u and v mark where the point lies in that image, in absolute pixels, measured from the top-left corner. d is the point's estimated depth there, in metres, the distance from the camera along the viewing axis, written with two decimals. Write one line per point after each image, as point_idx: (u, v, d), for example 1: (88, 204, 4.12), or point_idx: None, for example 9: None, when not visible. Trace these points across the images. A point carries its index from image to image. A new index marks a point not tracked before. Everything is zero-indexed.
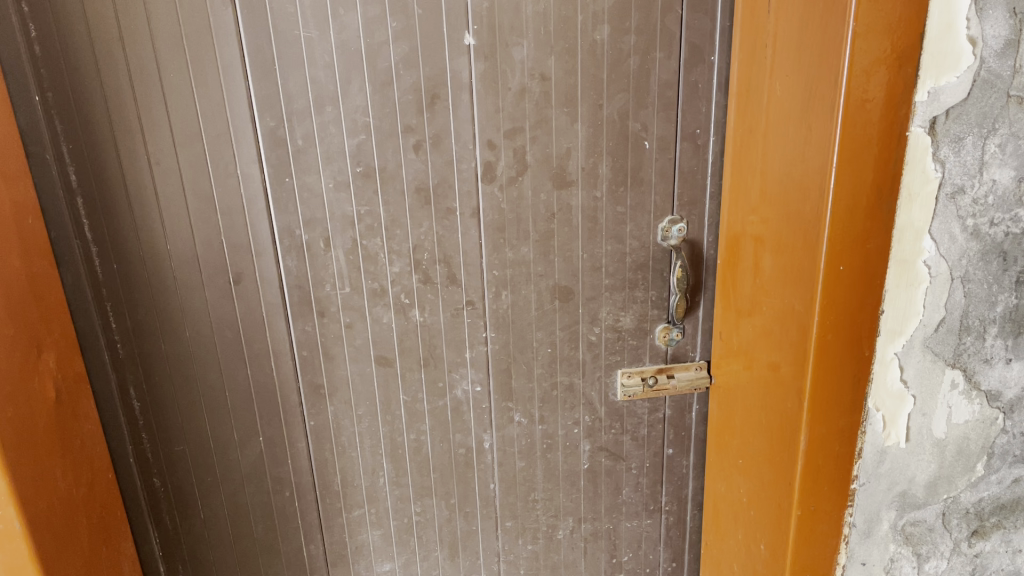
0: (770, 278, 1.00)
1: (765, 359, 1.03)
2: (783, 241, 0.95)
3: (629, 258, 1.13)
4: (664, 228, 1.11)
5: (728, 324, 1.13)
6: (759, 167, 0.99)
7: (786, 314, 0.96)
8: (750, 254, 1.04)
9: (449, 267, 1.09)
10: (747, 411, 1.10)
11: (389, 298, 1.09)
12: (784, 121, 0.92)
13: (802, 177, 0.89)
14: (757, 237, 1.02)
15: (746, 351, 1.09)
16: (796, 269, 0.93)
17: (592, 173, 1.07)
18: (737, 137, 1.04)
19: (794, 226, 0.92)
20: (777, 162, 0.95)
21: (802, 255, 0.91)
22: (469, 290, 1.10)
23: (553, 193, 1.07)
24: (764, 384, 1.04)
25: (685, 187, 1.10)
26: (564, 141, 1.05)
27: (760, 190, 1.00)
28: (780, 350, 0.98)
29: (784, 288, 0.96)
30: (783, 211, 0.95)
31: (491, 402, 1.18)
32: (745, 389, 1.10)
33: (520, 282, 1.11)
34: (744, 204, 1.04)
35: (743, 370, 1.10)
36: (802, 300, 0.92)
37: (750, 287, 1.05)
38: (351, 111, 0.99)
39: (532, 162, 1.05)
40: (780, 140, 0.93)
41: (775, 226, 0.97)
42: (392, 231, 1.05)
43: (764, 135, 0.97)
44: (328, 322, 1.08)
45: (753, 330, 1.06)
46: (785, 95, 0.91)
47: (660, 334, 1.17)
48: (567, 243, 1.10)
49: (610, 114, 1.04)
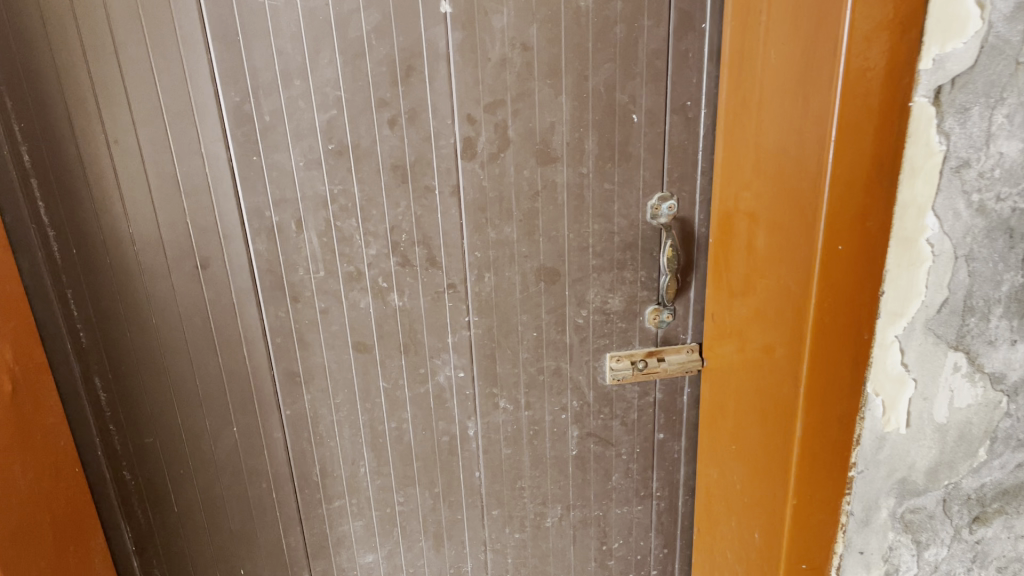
0: (765, 260, 0.95)
1: (759, 342, 0.99)
2: (777, 218, 0.91)
3: (618, 238, 1.08)
4: (653, 205, 1.06)
5: (721, 305, 1.09)
6: (753, 143, 0.95)
7: (780, 298, 0.92)
8: (745, 234, 1.00)
9: (428, 248, 1.04)
10: (740, 399, 1.06)
11: (366, 281, 1.04)
12: (779, 94, 0.87)
13: (799, 152, 0.84)
14: (750, 214, 0.98)
15: (741, 337, 1.04)
16: (792, 250, 0.88)
17: (578, 148, 1.02)
18: (730, 110, 0.99)
19: (789, 206, 0.88)
20: (771, 138, 0.90)
21: (798, 236, 0.86)
22: (450, 272, 1.06)
23: (537, 170, 1.02)
24: (759, 371, 1.00)
25: (675, 162, 1.05)
26: (548, 115, 0.99)
27: (753, 165, 0.95)
28: (776, 334, 0.94)
29: (779, 271, 0.92)
30: (777, 190, 0.90)
31: (476, 388, 1.13)
32: (739, 375, 1.06)
33: (503, 264, 1.06)
34: (737, 181, 1.00)
35: (737, 356, 1.06)
36: (797, 283, 0.88)
37: (746, 268, 1.01)
38: (321, 85, 0.94)
39: (514, 138, 1.00)
40: (775, 114, 0.88)
41: (770, 206, 0.92)
42: (367, 211, 1.00)
43: (758, 109, 0.92)
44: (302, 307, 1.03)
45: (748, 315, 1.02)
46: (780, 67, 0.86)
47: (650, 316, 1.12)
48: (552, 222, 1.05)
49: (596, 86, 0.99)
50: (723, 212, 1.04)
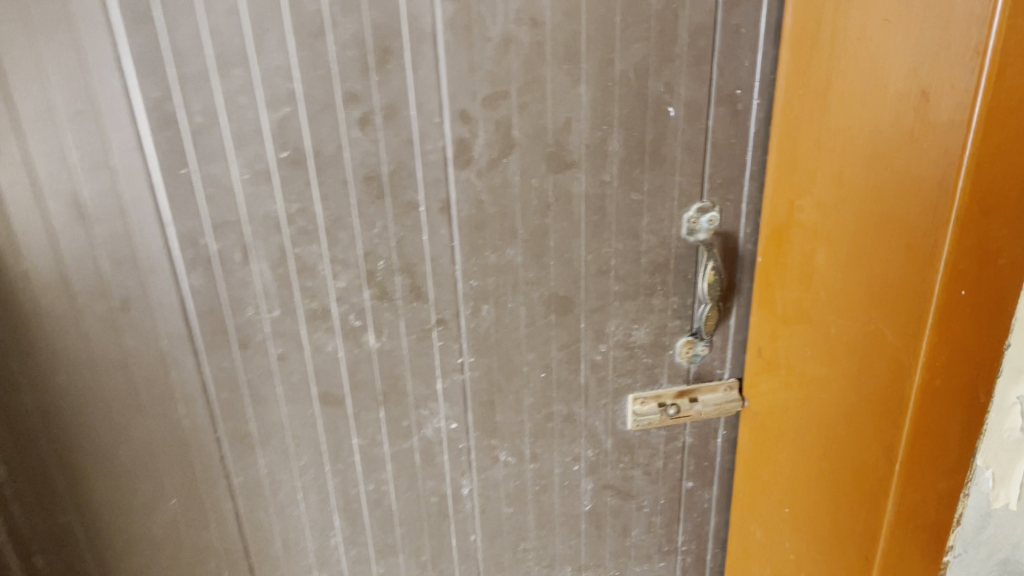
0: (843, 295, 0.75)
1: (830, 394, 0.79)
2: (866, 246, 0.70)
3: (645, 259, 0.87)
4: (690, 218, 0.86)
5: (772, 339, 0.89)
6: (829, 146, 0.74)
7: (866, 346, 0.72)
8: (811, 258, 0.79)
9: (411, 278, 0.82)
10: (798, 455, 0.86)
11: (334, 320, 0.82)
12: (876, 86, 0.66)
13: (907, 163, 0.64)
14: (821, 235, 0.77)
15: (800, 382, 0.84)
16: (890, 289, 0.68)
17: (600, 150, 0.81)
18: (794, 102, 0.78)
19: (887, 232, 0.67)
20: (861, 142, 0.69)
21: (901, 272, 0.66)
22: (439, 306, 0.84)
23: (548, 179, 0.81)
24: (828, 428, 0.80)
25: (718, 166, 0.84)
26: (562, 110, 0.78)
27: (829, 174, 0.74)
28: (859, 391, 0.74)
29: (866, 312, 0.72)
30: (868, 209, 0.69)
31: (471, 440, 0.93)
32: (797, 427, 0.86)
33: (505, 294, 0.85)
34: (802, 190, 0.79)
35: (794, 403, 0.86)
36: (898, 332, 0.68)
37: (811, 299, 0.80)
38: (268, 74, 0.71)
39: (520, 139, 0.78)
40: (869, 111, 0.68)
41: (853, 228, 0.72)
42: (334, 235, 0.78)
43: (839, 103, 0.71)
44: (253, 354, 0.82)
45: (812, 357, 0.82)
46: (880, 49, 0.65)
47: (682, 351, 0.93)
48: (566, 242, 0.84)
49: (624, 72, 0.77)
50: (780, 229, 0.84)
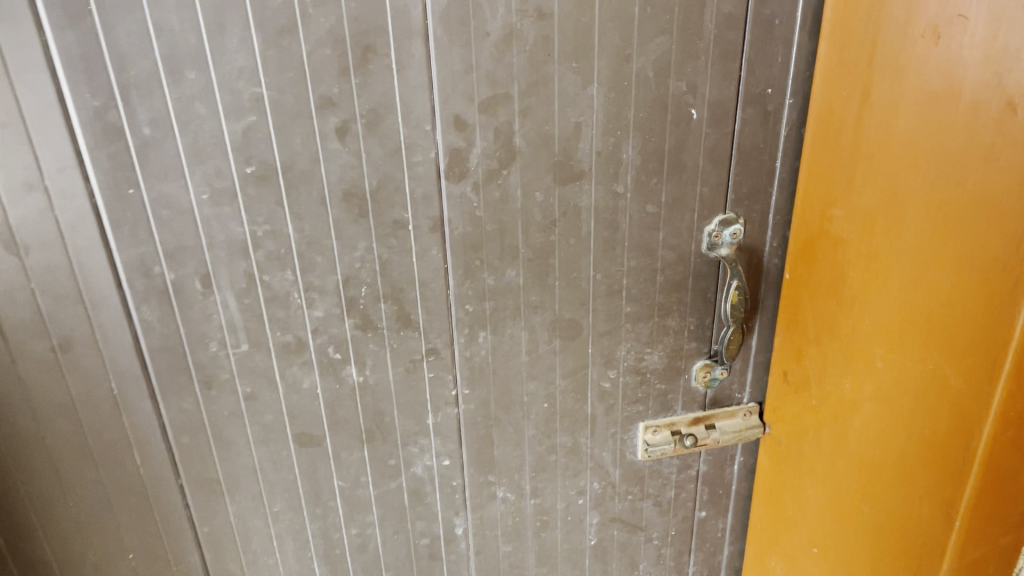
0: (892, 327, 0.66)
1: (872, 433, 0.71)
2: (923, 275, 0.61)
3: (660, 277, 0.78)
4: (712, 232, 0.76)
5: (800, 365, 0.80)
6: (880, 156, 0.64)
7: (922, 387, 0.63)
8: (852, 281, 0.70)
9: (398, 305, 0.72)
10: (832, 495, 0.78)
11: (311, 354, 0.72)
12: (946, 90, 0.57)
13: (983, 184, 0.54)
14: (865, 257, 0.68)
15: (836, 415, 0.75)
16: (954, 327, 0.59)
17: (612, 159, 0.71)
18: (835, 103, 0.68)
19: (952, 261, 0.58)
20: (923, 154, 0.60)
21: (969, 309, 0.57)
22: (430, 335, 0.74)
23: (554, 192, 0.71)
24: (870, 470, 0.72)
25: (744, 174, 0.75)
26: (571, 114, 0.68)
27: (877, 189, 0.65)
28: (910, 435, 0.65)
29: (922, 349, 0.63)
30: (928, 234, 0.60)
31: (465, 478, 0.84)
32: (830, 463, 0.77)
33: (504, 320, 0.76)
34: (841, 203, 0.70)
35: (828, 437, 0.77)
36: (963, 376, 0.59)
37: (851, 327, 0.71)
38: (229, 78, 0.60)
39: (523, 147, 0.68)
40: (935, 119, 0.58)
41: (908, 252, 0.63)
42: (309, 260, 0.68)
43: (895, 107, 0.62)
44: (218, 394, 0.72)
45: (851, 390, 0.73)
46: (953, 48, 0.55)
47: (699, 375, 0.84)
48: (573, 261, 0.75)
49: (641, 71, 0.67)
50: (813, 245, 0.75)
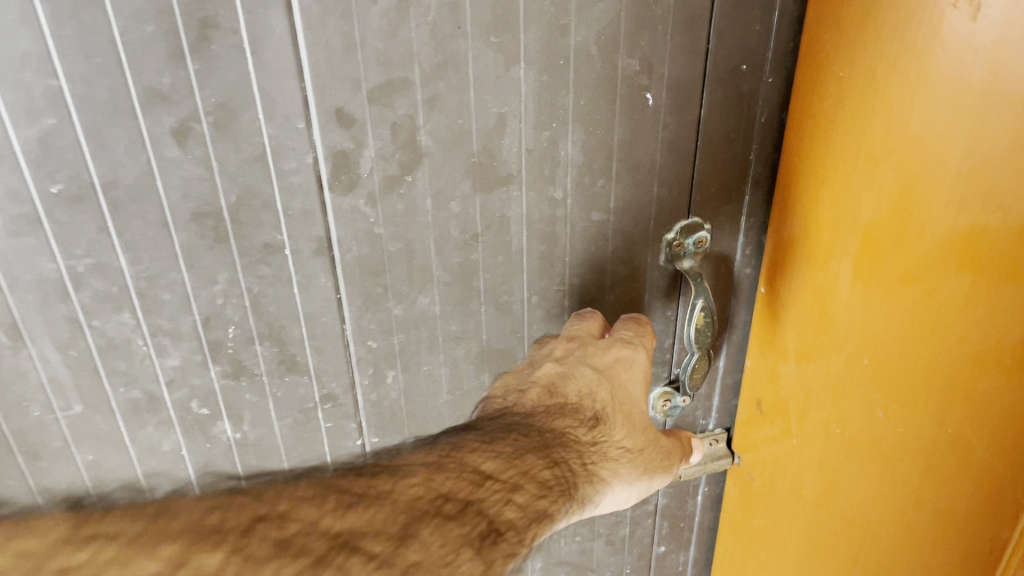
0: (897, 371, 0.52)
1: (865, 494, 0.58)
2: (941, 315, 0.48)
3: (609, 296, 0.64)
4: (672, 241, 0.62)
5: (776, 395, 0.67)
6: (890, 156, 0.50)
7: (935, 452, 0.50)
8: (845, 308, 0.56)
9: (279, 347, 0.57)
10: (811, 552, 0.65)
11: (169, 411, 0.57)
12: (991, 78, 0.42)
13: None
14: (861, 282, 0.54)
15: (819, 461, 0.62)
16: (985, 388, 0.45)
17: (547, 158, 0.56)
18: (827, 84, 0.53)
19: (987, 304, 0.44)
20: (953, 159, 0.45)
21: (1009, 368, 0.44)
22: (324, 379, 0.59)
23: (473, 200, 0.56)
24: (861, 534, 0.59)
25: (711, 170, 0.60)
26: (492, 104, 0.52)
27: (881, 201, 0.51)
28: (916, 505, 0.53)
29: (938, 405, 0.49)
30: (954, 264, 0.46)
31: None
32: (811, 515, 0.65)
33: (417, 355, 0.61)
34: (833, 212, 0.55)
35: (809, 483, 0.65)
36: (995, 451, 0.45)
37: (843, 362, 0.58)
38: (10, 66, 0.43)
39: (430, 147, 0.52)
40: (973, 116, 0.43)
41: (922, 283, 0.49)
42: (154, 298, 0.52)
43: (913, 95, 0.47)
44: (50, 467, 0.56)
45: (840, 436, 0.60)
46: (1005, 22, 0.40)
47: (658, 405, 0.69)
48: (501, 281, 0.60)
49: (582, 46, 0.52)
50: (795, 259, 0.61)
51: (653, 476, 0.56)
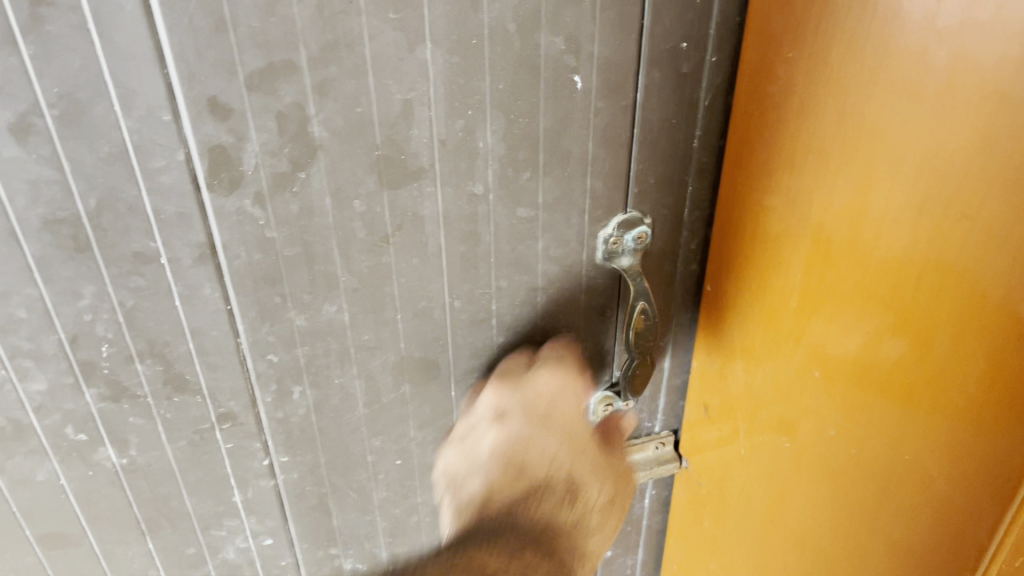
0: (853, 388, 0.47)
1: (815, 514, 0.53)
2: (896, 331, 0.43)
3: (542, 296, 0.58)
4: (609, 238, 0.56)
5: (722, 399, 0.62)
6: (843, 149, 0.44)
7: (890, 479, 0.45)
8: (795, 314, 0.51)
9: (163, 365, 0.50)
10: (762, 568, 0.61)
11: (40, 439, 0.50)
12: (956, 64, 0.36)
13: (1009, 219, 0.35)
14: (810, 287, 0.49)
15: (768, 474, 0.58)
16: (946, 414, 0.40)
17: (464, 149, 0.49)
18: (775, 66, 0.47)
19: (950, 321, 0.39)
20: (913, 156, 0.39)
21: (970, 396, 0.38)
22: (220, 397, 0.53)
23: (381, 198, 0.49)
24: (812, 558, 0.54)
25: (651, 158, 0.54)
26: (395, 89, 0.46)
27: (832, 200, 0.46)
28: (871, 534, 0.48)
29: (895, 429, 0.44)
30: (914, 275, 0.41)
31: (297, 555, 0.64)
32: (761, 531, 0.60)
33: (327, 368, 0.55)
34: (781, 208, 0.50)
35: (758, 498, 0.60)
36: (956, 484, 0.40)
37: (794, 373, 0.52)
38: None
39: (326, 139, 0.46)
40: (937, 108, 0.38)
41: (877, 294, 0.44)
42: (8, 317, 0.45)
43: (869, 82, 0.41)
44: None
45: (790, 451, 0.54)
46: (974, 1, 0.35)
47: (599, 409, 0.63)
48: (419, 285, 0.54)
49: (498, 22, 0.45)
50: (742, 257, 0.55)
51: (625, 493, 0.63)
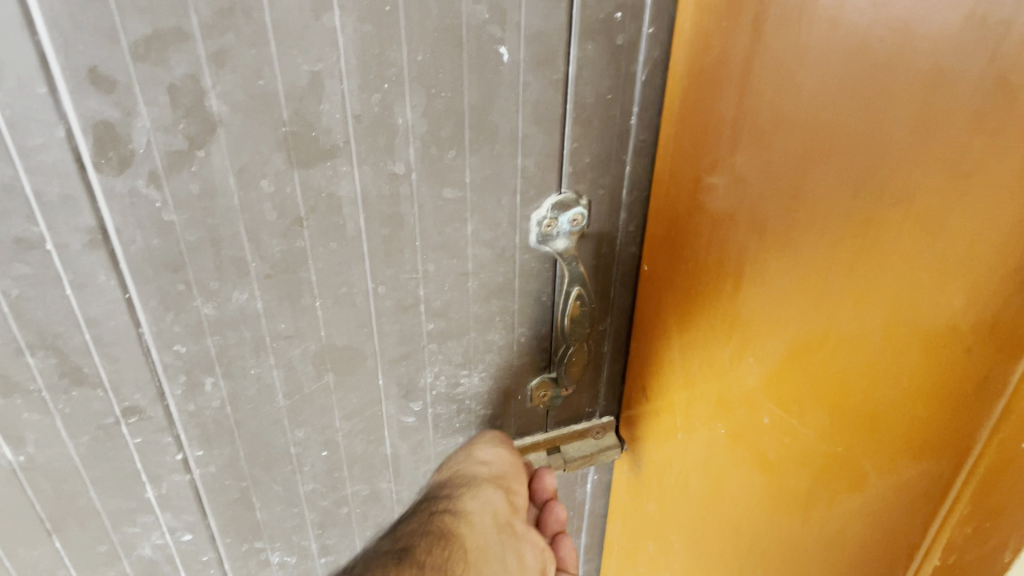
0: (785, 377, 0.45)
1: (750, 503, 0.51)
2: (830, 319, 0.41)
3: (473, 283, 0.55)
4: (543, 220, 0.53)
5: (660, 383, 0.60)
6: (772, 128, 0.41)
7: (824, 470, 0.44)
8: (728, 298, 0.49)
9: (57, 358, 0.47)
10: (697, 554, 0.59)
11: None
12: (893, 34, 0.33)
13: (952, 203, 0.33)
14: (743, 271, 0.47)
15: (703, 460, 0.56)
16: (881, 409, 0.38)
17: (382, 125, 0.45)
18: (705, 35, 0.45)
19: (886, 310, 0.37)
20: (845, 135, 0.37)
21: (908, 388, 0.37)
22: (124, 390, 0.49)
23: (292, 179, 0.45)
24: (746, 546, 0.53)
25: (585, 135, 0.51)
26: (301, 59, 0.42)
27: (762, 181, 0.43)
28: (803, 524, 0.46)
29: (827, 420, 0.42)
30: (844, 261, 0.39)
31: (219, 551, 0.61)
32: (697, 519, 0.59)
33: (242, 358, 0.51)
34: (712, 188, 0.47)
35: (693, 483, 0.58)
36: (891, 479, 0.39)
37: (729, 359, 0.50)
38: None
39: (226, 114, 0.42)
40: (869, 84, 0.35)
41: (809, 279, 0.41)
42: None
43: (799, 55, 0.38)
44: None
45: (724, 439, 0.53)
46: None
47: (536, 396, 0.62)
48: (338, 271, 0.50)
49: None
50: (676, 238, 0.52)
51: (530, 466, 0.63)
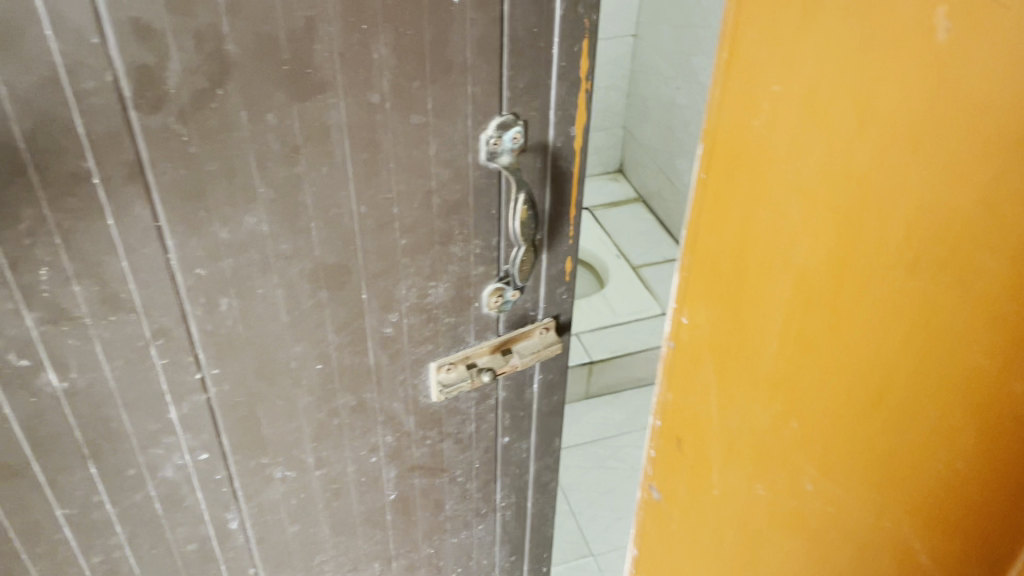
0: (833, 435, 0.56)
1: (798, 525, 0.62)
2: (878, 390, 0.52)
3: (436, 200, 0.65)
4: (490, 139, 0.64)
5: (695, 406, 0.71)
6: (823, 234, 0.52)
7: (868, 500, 0.55)
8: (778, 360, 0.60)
9: (99, 285, 0.54)
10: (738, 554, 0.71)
11: None
12: (912, 161, 0.45)
13: (977, 301, 0.44)
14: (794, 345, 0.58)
15: (748, 486, 0.67)
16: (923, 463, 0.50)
17: (360, 61, 0.55)
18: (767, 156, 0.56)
19: (928, 387, 0.48)
20: (889, 249, 0.48)
21: (946, 450, 0.48)
22: (154, 314, 0.57)
23: (291, 112, 0.54)
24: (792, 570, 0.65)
25: (520, 64, 0.62)
26: (298, 7, 0.51)
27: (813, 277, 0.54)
28: (849, 538, 0.58)
29: (869, 469, 0.54)
30: (893, 349, 0.50)
31: (231, 468, 0.68)
32: (739, 550, 0.70)
33: (250, 278, 0.60)
34: (763, 270, 0.59)
35: (736, 500, 0.69)
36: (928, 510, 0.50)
37: (778, 411, 0.61)
38: None
39: (239, 57, 0.51)
40: (909, 212, 0.46)
41: (859, 358, 0.52)
42: None
43: (848, 184, 0.50)
44: None
45: (767, 495, 0.65)
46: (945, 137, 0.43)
47: (491, 301, 0.73)
48: (327, 194, 0.59)
49: None
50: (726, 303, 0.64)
51: None
